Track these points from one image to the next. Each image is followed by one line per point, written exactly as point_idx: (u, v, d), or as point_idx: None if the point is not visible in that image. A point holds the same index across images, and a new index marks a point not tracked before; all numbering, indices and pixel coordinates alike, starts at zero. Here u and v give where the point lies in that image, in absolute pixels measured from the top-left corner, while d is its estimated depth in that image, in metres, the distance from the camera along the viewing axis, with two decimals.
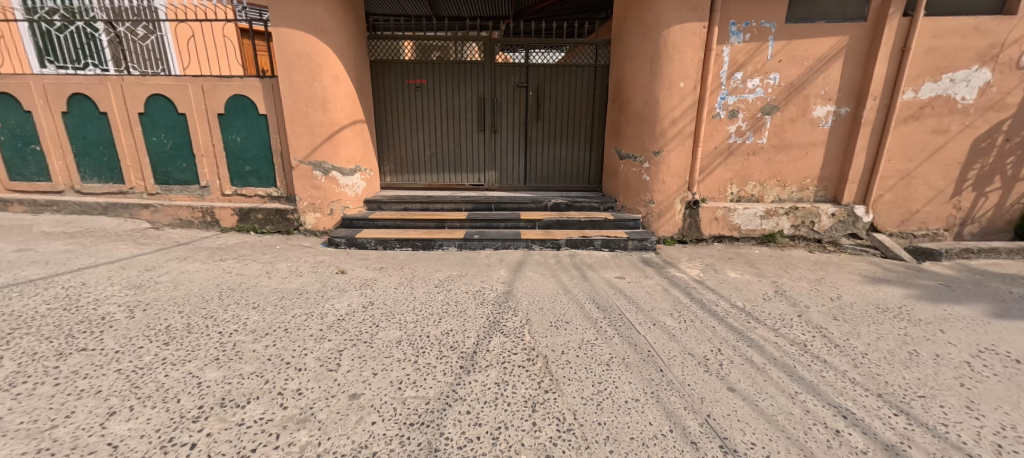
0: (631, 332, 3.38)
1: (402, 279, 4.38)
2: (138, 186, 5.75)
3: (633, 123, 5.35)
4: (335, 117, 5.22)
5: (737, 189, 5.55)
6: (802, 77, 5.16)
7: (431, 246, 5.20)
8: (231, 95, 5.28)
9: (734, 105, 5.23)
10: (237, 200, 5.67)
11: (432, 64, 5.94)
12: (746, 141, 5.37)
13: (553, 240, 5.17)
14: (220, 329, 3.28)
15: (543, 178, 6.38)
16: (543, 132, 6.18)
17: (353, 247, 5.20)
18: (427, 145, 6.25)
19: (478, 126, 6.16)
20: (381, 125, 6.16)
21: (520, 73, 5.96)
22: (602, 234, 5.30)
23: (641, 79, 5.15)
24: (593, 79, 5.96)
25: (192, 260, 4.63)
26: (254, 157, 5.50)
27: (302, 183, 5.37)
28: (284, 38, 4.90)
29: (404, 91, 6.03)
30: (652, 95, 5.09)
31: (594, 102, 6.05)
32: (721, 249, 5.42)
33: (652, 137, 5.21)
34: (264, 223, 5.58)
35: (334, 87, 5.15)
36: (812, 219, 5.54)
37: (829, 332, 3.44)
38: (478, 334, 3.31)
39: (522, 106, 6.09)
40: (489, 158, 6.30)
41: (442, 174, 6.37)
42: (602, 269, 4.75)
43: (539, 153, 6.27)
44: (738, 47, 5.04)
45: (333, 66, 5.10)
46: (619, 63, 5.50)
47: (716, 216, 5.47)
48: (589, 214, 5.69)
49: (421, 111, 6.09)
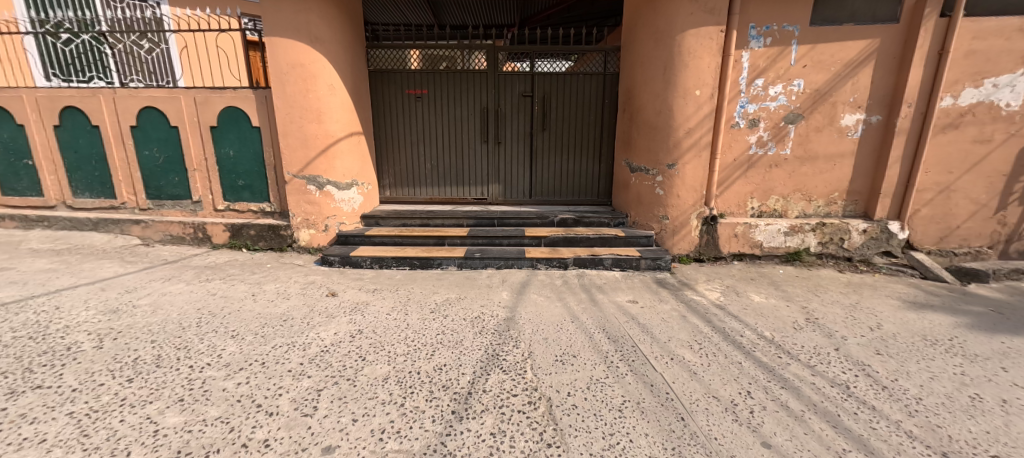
0: (646, 369, 3.01)
1: (396, 302, 4.06)
2: (130, 202, 5.56)
3: (645, 134, 5.01)
4: (330, 129, 4.98)
5: (759, 204, 5.15)
6: (828, 84, 4.79)
7: (429, 265, 4.88)
8: (223, 107, 5.07)
9: (755, 114, 4.87)
10: (230, 215, 5.44)
11: (433, 74, 5.69)
12: (768, 152, 4.99)
13: (559, 259, 4.82)
14: (192, 363, 2.99)
15: (549, 192, 6.04)
16: (549, 143, 5.86)
17: (347, 266, 4.91)
18: (427, 158, 5.97)
19: (481, 137, 5.87)
20: (379, 137, 5.90)
21: (525, 82, 5.68)
22: (612, 252, 4.93)
23: (653, 86, 4.81)
24: (602, 87, 5.64)
25: (176, 281, 4.37)
26: (247, 171, 5.27)
27: (296, 198, 5.12)
28: (278, 48, 4.69)
29: (404, 102, 5.78)
30: (665, 104, 4.75)
31: (603, 111, 5.72)
32: (742, 269, 5.00)
33: (665, 149, 4.87)
34: (257, 240, 5.33)
35: (329, 98, 4.91)
36: (842, 235, 5.10)
37: (873, 371, 3.03)
38: (474, 371, 2.97)
39: (527, 117, 5.79)
40: (492, 171, 5.99)
41: (442, 187, 6.08)
42: (613, 291, 4.37)
43: (545, 165, 5.94)
44: (759, 51, 4.69)
45: (328, 77, 4.86)
46: (629, 70, 5.17)
47: (736, 232, 5.08)
48: (598, 230, 5.33)
49: (422, 122, 5.84)
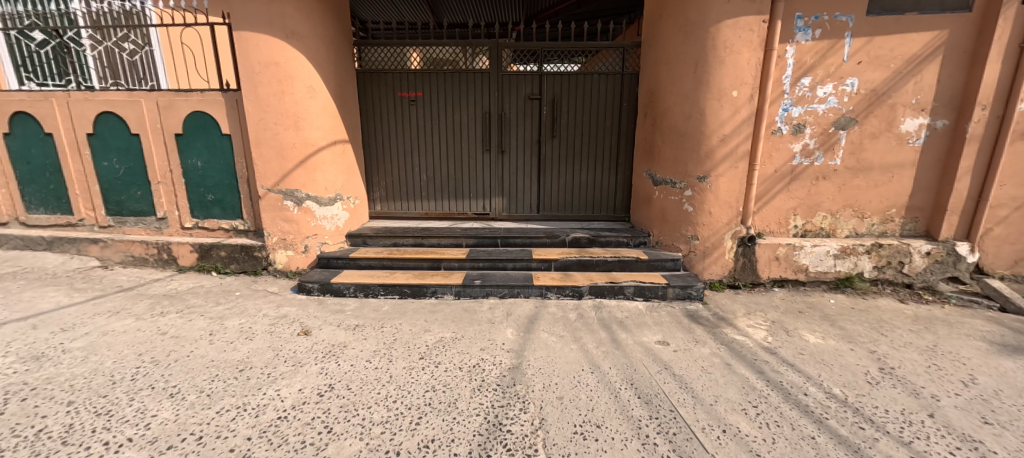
0: (695, 450, 2.30)
1: (380, 344, 3.40)
2: (88, 218, 4.95)
3: (671, 142, 4.34)
4: (310, 137, 4.35)
5: (802, 222, 4.46)
6: (886, 83, 4.12)
7: (422, 294, 4.22)
8: (189, 112, 4.45)
9: (800, 118, 4.19)
10: (198, 234, 4.81)
11: (429, 75, 5.07)
12: (815, 162, 4.30)
13: (573, 287, 4.14)
14: (108, 439, 2.33)
15: (559, 206, 5.37)
16: (559, 151, 5.20)
17: (328, 294, 4.26)
18: (422, 168, 5.33)
19: (483, 145, 5.22)
20: (368, 145, 5.26)
21: (532, 83, 5.03)
22: (634, 279, 4.25)
23: (682, 86, 4.14)
24: (619, 89, 4.98)
25: (124, 315, 3.73)
26: (216, 185, 4.64)
27: (271, 215, 4.49)
28: (249, 44, 4.08)
29: (396, 106, 5.15)
30: (696, 107, 4.08)
31: (620, 116, 5.06)
32: (785, 299, 4.29)
33: (695, 159, 4.19)
34: (228, 262, 4.70)
35: (308, 101, 4.28)
36: (901, 258, 4.39)
37: (990, 452, 2.32)
38: (470, 451, 2.28)
39: (534, 122, 5.13)
40: (495, 183, 5.33)
41: (439, 201, 5.42)
42: (637, 329, 3.67)
43: (554, 177, 5.28)
44: (806, 45, 4.02)
45: (307, 77, 4.24)
46: (651, 69, 4.52)
47: (777, 255, 4.38)
48: (616, 251, 4.64)
49: (416, 128, 5.20)
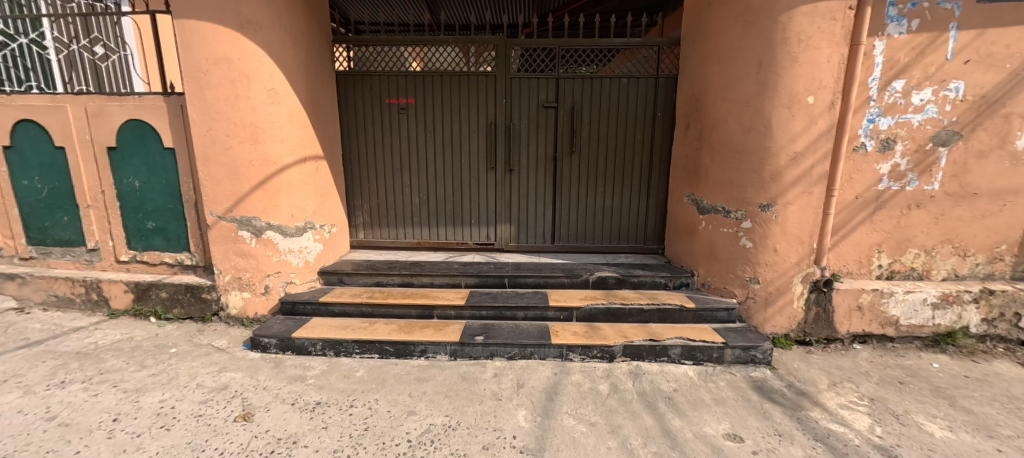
0: None
1: (343, 437, 2.45)
2: (7, 248, 4.06)
3: (723, 161, 3.44)
4: (271, 152, 3.48)
5: (889, 261, 3.55)
6: (1000, 87, 3.23)
7: (408, 353, 3.28)
8: (126, 121, 3.60)
9: (889, 131, 3.31)
10: (137, 269, 3.92)
11: (422, 78, 4.20)
12: (906, 187, 3.41)
13: (602, 347, 3.20)
14: None
15: (577, 236, 4.45)
16: (578, 170, 4.30)
17: (288, 353, 3.33)
18: (414, 190, 4.44)
19: (487, 163, 4.33)
20: (349, 161, 4.39)
21: (546, 89, 4.16)
22: (680, 335, 3.31)
23: (741, 91, 3.26)
24: (652, 95, 4.10)
25: (9, 387, 2.80)
26: (158, 209, 3.75)
27: (224, 249, 3.59)
28: (194, 36, 3.23)
29: (382, 115, 4.29)
30: (761, 117, 3.19)
31: (653, 128, 4.17)
32: (874, 361, 3.35)
33: (758, 183, 3.28)
34: (170, 306, 3.79)
35: (270, 108, 3.41)
36: (1017, 309, 3.46)
37: None
38: None
39: (549, 134, 4.25)
40: (501, 207, 4.43)
41: (434, 229, 4.52)
42: (694, 412, 2.72)
43: (572, 201, 4.38)
44: (899, 40, 3.17)
45: (268, 78, 3.37)
46: (697, 71, 3.65)
47: (859, 304, 3.47)
48: (652, 295, 3.72)
49: (407, 141, 4.33)
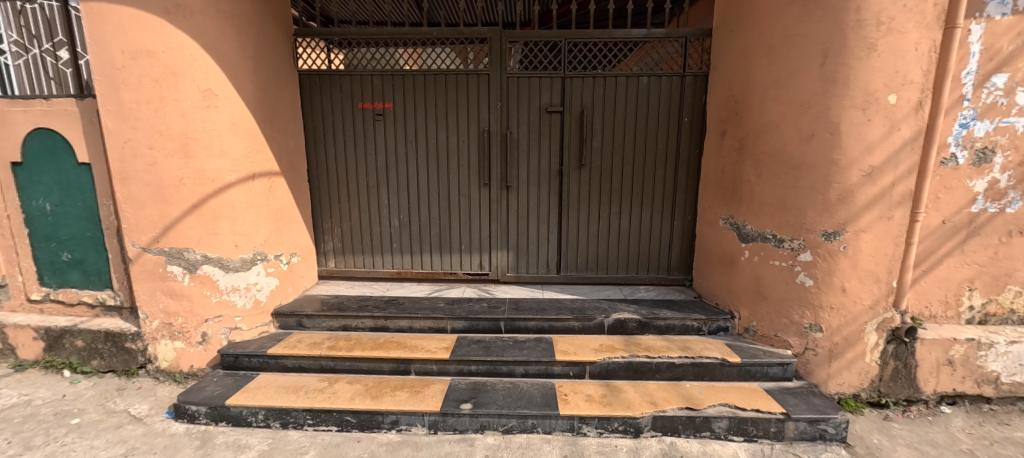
0: None
1: None
2: None
3: (773, 176, 2.74)
4: (208, 168, 2.78)
5: (982, 301, 2.82)
6: None
7: (373, 425, 2.54)
8: (32, 131, 2.92)
9: (986, 139, 2.60)
10: (51, 311, 3.21)
11: (401, 79, 3.52)
12: (1006, 209, 2.69)
13: (626, 419, 2.45)
14: None
15: (587, 265, 3.73)
16: (589, 186, 3.59)
17: (221, 423, 2.59)
18: (392, 211, 3.73)
19: (479, 178, 3.63)
20: (316, 177, 3.70)
21: (549, 90, 3.48)
22: (725, 401, 2.56)
23: (798, 89, 2.56)
24: (677, 97, 3.41)
25: None
26: (74, 238, 3.06)
27: (150, 288, 2.89)
28: (105, 23, 2.56)
29: (354, 122, 3.60)
30: (826, 121, 2.49)
31: (679, 136, 3.47)
32: (976, 433, 2.60)
33: (822, 205, 2.57)
34: (88, 356, 3.08)
35: (204, 113, 2.72)
36: None
37: None
38: None
39: (553, 143, 3.55)
40: (496, 231, 3.72)
41: (418, 256, 3.81)
42: None
43: (580, 223, 3.67)
44: (1002, 23, 2.47)
45: (202, 76, 2.69)
46: (736, 67, 2.97)
47: (949, 358, 2.74)
48: (684, 343, 2.98)
49: (384, 152, 3.64)
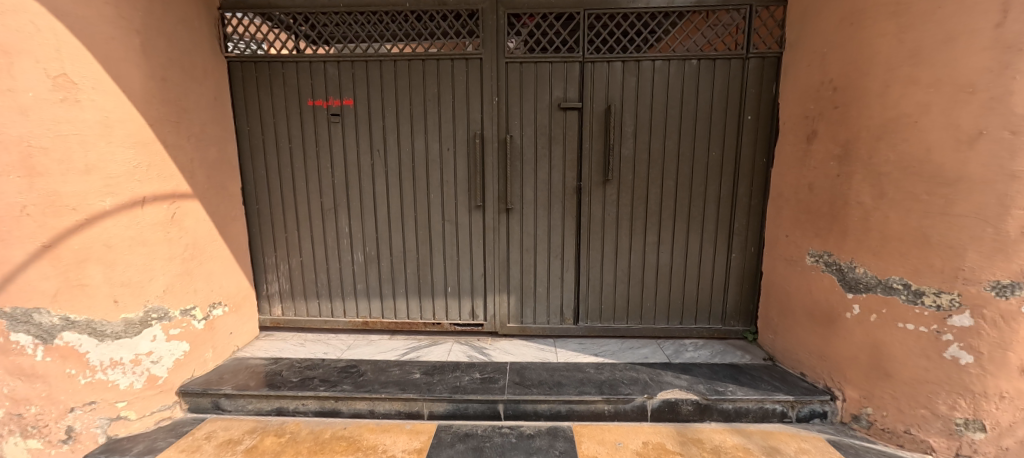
0: None
1: None
2: None
3: (904, 198, 1.84)
4: (64, 191, 1.87)
5: None
6: None
7: None
8: None
9: None
10: None
11: (364, 66, 2.64)
12: None
13: None
14: None
15: (614, 312, 2.82)
16: (615, 208, 2.69)
17: None
18: (356, 242, 2.83)
19: (471, 198, 2.73)
20: (256, 198, 2.82)
21: (563, 80, 2.59)
22: None
23: (953, 66, 1.67)
24: (736, 87, 2.53)
25: None
26: None
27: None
28: None
29: (304, 126, 2.72)
30: (1005, 114, 1.59)
31: (739, 141, 2.57)
32: None
33: (993, 244, 1.66)
34: None
35: (54, 109, 1.81)
36: None
37: None
38: None
39: (568, 151, 2.66)
40: (494, 268, 2.82)
41: (391, 302, 2.91)
42: None
43: (605, 257, 2.76)
44: None
45: (52, 55, 1.80)
46: (832, 40, 2.09)
47: None
48: (767, 439, 2.04)
49: (343, 164, 2.75)
